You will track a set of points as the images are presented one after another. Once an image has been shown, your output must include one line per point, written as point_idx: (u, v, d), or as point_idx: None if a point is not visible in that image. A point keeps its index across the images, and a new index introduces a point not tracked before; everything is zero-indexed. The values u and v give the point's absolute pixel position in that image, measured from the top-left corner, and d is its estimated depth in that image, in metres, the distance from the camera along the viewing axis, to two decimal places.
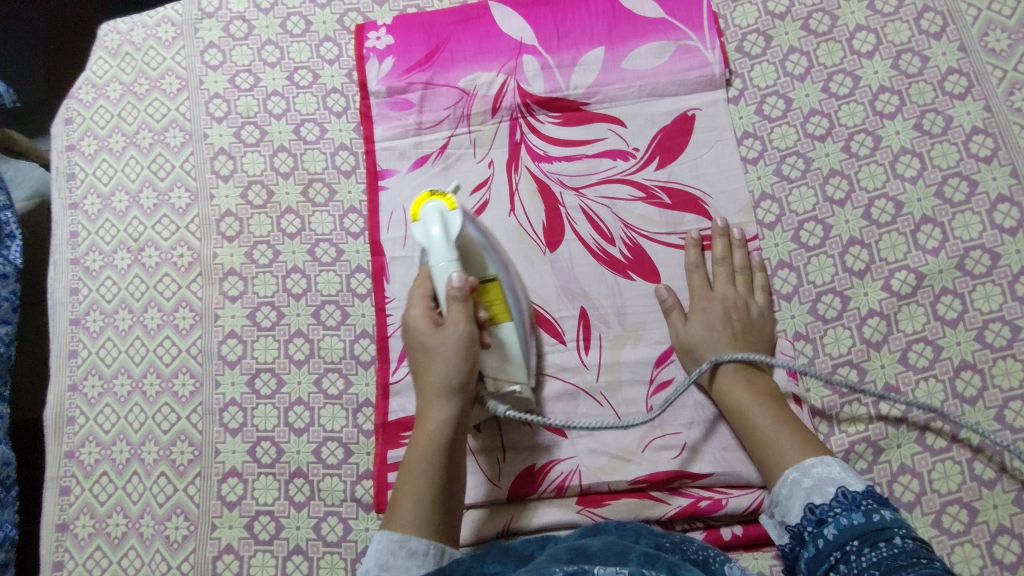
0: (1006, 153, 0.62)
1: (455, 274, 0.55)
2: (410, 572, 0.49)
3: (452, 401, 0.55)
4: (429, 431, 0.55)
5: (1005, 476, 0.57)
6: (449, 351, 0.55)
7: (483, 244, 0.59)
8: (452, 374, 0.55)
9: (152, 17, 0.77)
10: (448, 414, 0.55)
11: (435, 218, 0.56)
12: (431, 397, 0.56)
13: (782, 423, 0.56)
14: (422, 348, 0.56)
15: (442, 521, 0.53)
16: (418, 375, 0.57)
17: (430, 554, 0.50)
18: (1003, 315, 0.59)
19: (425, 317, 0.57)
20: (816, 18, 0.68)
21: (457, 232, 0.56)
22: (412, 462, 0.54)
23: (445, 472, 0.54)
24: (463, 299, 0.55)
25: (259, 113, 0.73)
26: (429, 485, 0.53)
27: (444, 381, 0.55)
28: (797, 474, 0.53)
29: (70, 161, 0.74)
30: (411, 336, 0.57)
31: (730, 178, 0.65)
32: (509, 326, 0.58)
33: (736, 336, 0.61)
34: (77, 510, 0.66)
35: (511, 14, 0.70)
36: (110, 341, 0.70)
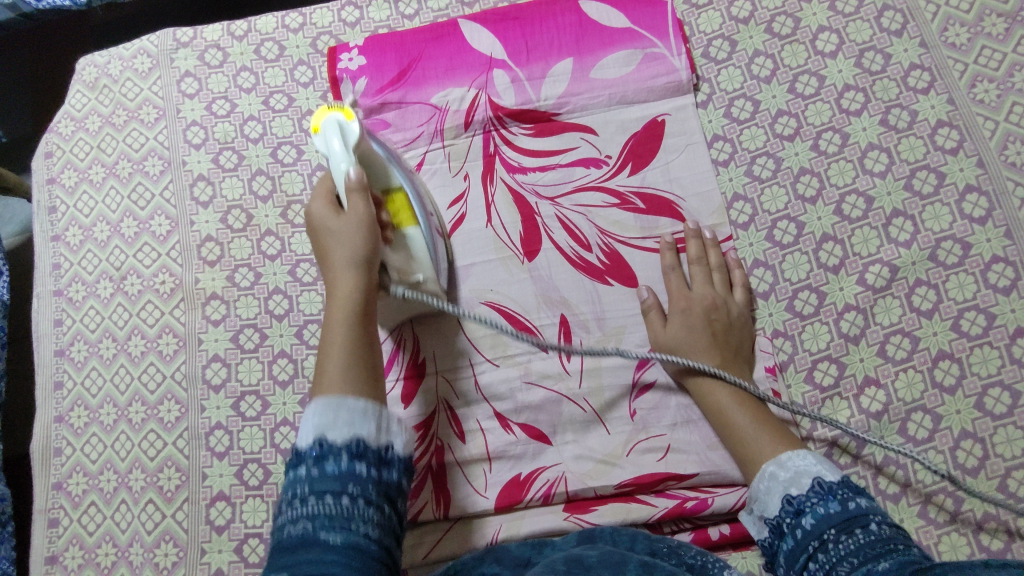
0: (971, 144, 0.63)
1: (352, 168, 0.54)
2: (353, 429, 0.49)
3: (358, 273, 0.55)
4: (341, 304, 0.54)
5: (989, 463, 0.57)
6: (353, 229, 0.55)
7: (385, 155, 0.59)
8: (356, 250, 0.54)
9: (128, 49, 0.78)
10: (357, 286, 0.54)
11: (334, 130, 0.54)
12: (339, 273, 0.55)
13: (760, 422, 0.57)
14: (323, 234, 0.56)
15: (370, 382, 0.52)
16: (323, 258, 0.56)
17: (370, 412, 0.50)
18: (978, 304, 0.60)
19: (326, 206, 0.56)
20: (779, 21, 0.69)
21: (355, 138, 0.55)
22: (326, 340, 0.53)
23: (365, 338, 0.54)
24: (362, 188, 0.55)
25: (236, 138, 0.74)
26: (350, 348, 0.53)
27: (350, 255, 0.54)
28: (773, 468, 0.53)
29: (51, 194, 0.75)
30: (315, 228, 0.57)
31: (702, 181, 0.66)
32: (414, 231, 0.59)
33: (714, 334, 0.61)
34: (66, 541, 0.66)
35: (480, 30, 0.72)
36: (95, 371, 0.70)
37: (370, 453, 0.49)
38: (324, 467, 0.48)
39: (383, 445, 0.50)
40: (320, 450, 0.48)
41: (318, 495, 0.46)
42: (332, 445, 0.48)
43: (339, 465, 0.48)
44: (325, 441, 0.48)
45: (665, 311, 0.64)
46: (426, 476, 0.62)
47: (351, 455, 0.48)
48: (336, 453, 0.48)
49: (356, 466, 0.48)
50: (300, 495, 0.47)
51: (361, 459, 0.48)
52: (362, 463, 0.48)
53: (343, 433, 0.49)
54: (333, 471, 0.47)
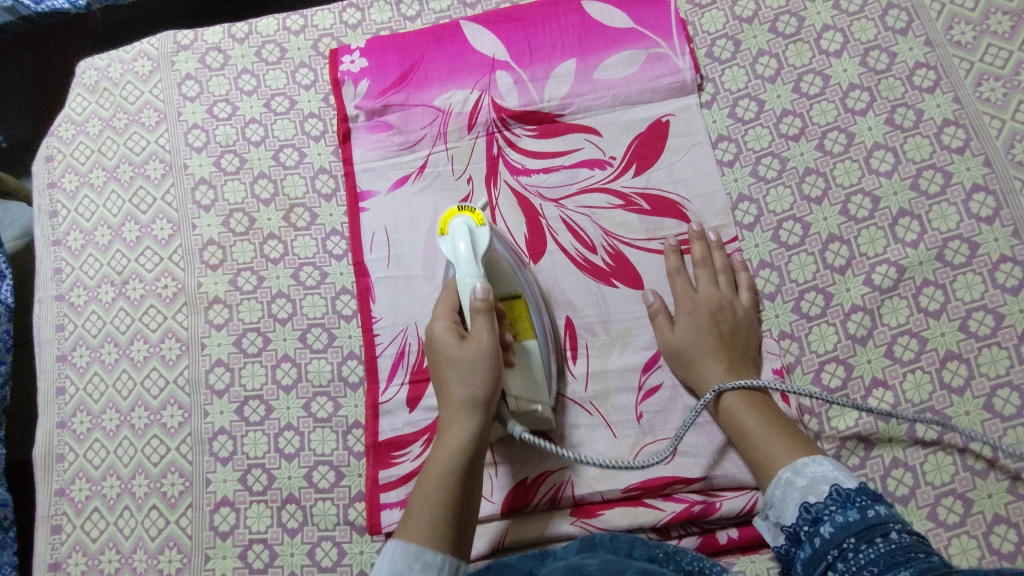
0: (977, 143, 0.63)
1: (480, 284, 0.55)
2: None
3: (475, 414, 0.55)
4: (452, 445, 0.54)
5: (998, 464, 0.57)
6: (476, 364, 0.55)
7: (511, 264, 0.59)
8: (476, 389, 0.55)
9: (128, 53, 0.77)
10: (472, 428, 0.55)
11: (464, 234, 0.56)
12: (454, 410, 0.56)
13: (772, 422, 0.56)
14: (442, 361, 0.56)
15: (458, 533, 0.52)
16: (440, 388, 0.57)
17: (445, 571, 0.50)
18: (985, 304, 0.60)
19: (448, 330, 0.57)
20: (783, 20, 0.69)
21: (483, 245, 0.56)
22: (428, 474, 0.54)
23: (466, 486, 0.54)
24: (488, 313, 0.56)
25: (238, 141, 0.73)
26: (446, 491, 0.53)
27: (468, 395, 0.55)
28: (790, 474, 0.53)
29: (51, 199, 0.75)
30: (434, 349, 0.57)
31: (707, 181, 0.66)
32: (532, 343, 0.59)
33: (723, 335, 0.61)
34: (69, 548, 0.65)
35: (483, 31, 0.71)
36: (97, 376, 0.69)
37: None
38: None
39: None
40: None
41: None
42: None
43: None
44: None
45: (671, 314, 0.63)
46: None
47: None
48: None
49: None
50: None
51: None
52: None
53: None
54: None
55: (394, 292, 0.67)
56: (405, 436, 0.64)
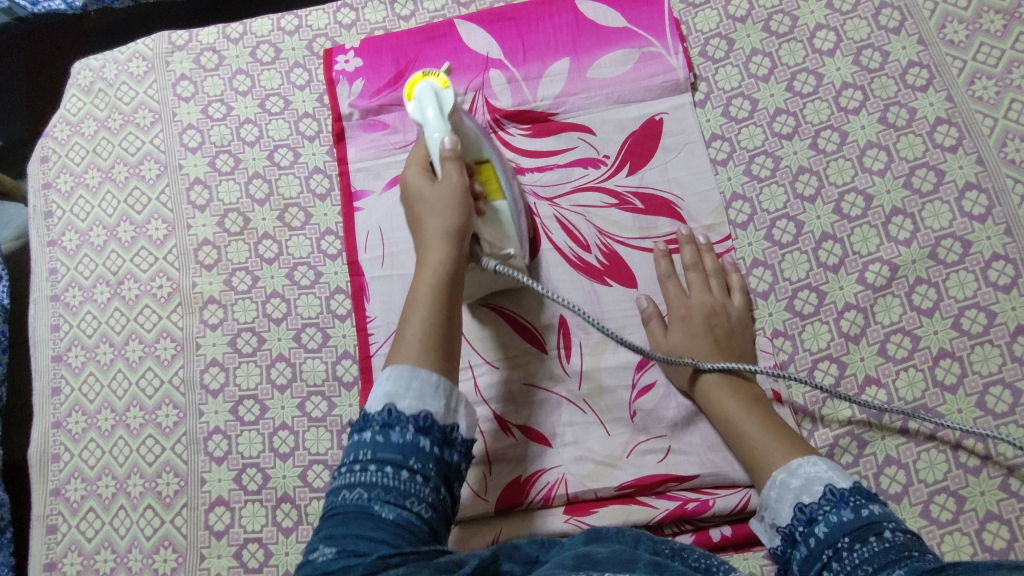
0: (970, 141, 0.63)
1: (446, 137, 0.57)
2: (422, 401, 0.50)
3: (452, 246, 0.56)
4: (431, 271, 0.56)
5: (991, 462, 0.57)
6: (447, 200, 0.56)
7: (476, 131, 0.60)
8: (450, 221, 0.56)
9: (123, 53, 0.78)
10: (451, 258, 0.56)
11: (430, 97, 0.57)
12: (431, 242, 0.56)
13: (766, 422, 0.56)
14: (420, 206, 0.58)
15: (447, 358, 0.54)
16: (419, 231, 0.58)
17: (440, 388, 0.52)
18: (978, 302, 0.60)
19: (421, 176, 0.58)
20: (776, 19, 0.69)
21: (449, 104, 0.58)
22: (412, 307, 0.56)
23: (450, 314, 0.56)
24: (456, 158, 0.57)
25: (232, 141, 0.74)
26: (433, 320, 0.54)
27: (444, 227, 0.56)
28: (784, 474, 0.53)
29: (46, 200, 0.75)
30: (410, 198, 0.59)
31: (700, 180, 0.66)
32: (503, 204, 0.60)
33: (715, 339, 0.61)
34: (65, 547, 0.66)
35: (477, 30, 0.71)
36: (92, 376, 0.69)
37: (434, 429, 0.50)
38: (387, 437, 0.49)
39: (450, 425, 0.51)
40: (388, 416, 0.50)
41: (377, 462, 0.48)
42: (400, 414, 0.50)
43: (404, 434, 0.49)
44: (393, 408, 0.50)
45: (665, 319, 0.63)
46: None
47: (416, 428, 0.49)
48: (403, 424, 0.49)
49: (419, 441, 0.49)
50: (362, 462, 0.49)
51: (425, 434, 0.49)
52: (425, 439, 0.49)
53: (413, 406, 0.50)
54: (397, 441, 0.49)
55: (388, 291, 0.67)
56: None
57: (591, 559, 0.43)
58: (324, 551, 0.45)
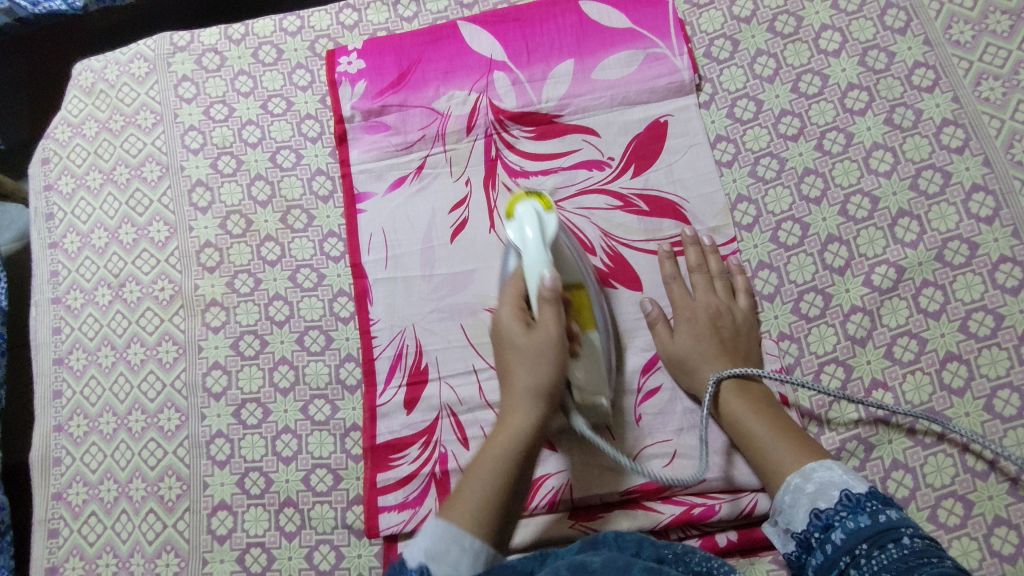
0: (977, 142, 0.63)
1: (548, 272, 0.56)
2: (455, 569, 0.47)
3: (539, 404, 0.54)
4: (513, 429, 0.54)
5: (999, 466, 0.56)
6: (541, 351, 0.54)
7: (574, 263, 0.60)
8: (542, 376, 0.54)
9: (125, 54, 0.77)
10: (535, 418, 0.54)
11: (532, 218, 0.58)
12: (519, 397, 0.55)
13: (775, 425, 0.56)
14: (509, 347, 0.56)
15: (501, 522, 0.51)
16: (506, 375, 0.57)
17: (479, 557, 0.48)
18: (985, 305, 0.59)
19: (516, 317, 0.57)
20: (781, 20, 0.69)
21: (549, 232, 0.58)
22: (484, 455, 0.53)
23: (517, 472, 0.53)
24: (555, 301, 0.55)
25: (234, 143, 0.73)
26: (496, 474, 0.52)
27: (534, 382, 0.55)
28: (799, 479, 0.52)
29: (48, 201, 0.74)
30: (500, 334, 0.57)
31: (705, 182, 0.65)
32: (594, 335, 0.59)
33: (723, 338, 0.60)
34: (66, 552, 0.65)
35: (481, 32, 0.71)
36: (93, 379, 0.69)
37: None
38: None
39: None
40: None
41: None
42: None
43: None
44: (428, 569, 0.46)
45: (670, 322, 0.63)
46: (431, 484, 0.62)
47: None
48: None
49: None
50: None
51: None
52: None
53: (449, 572, 0.47)
54: None
55: (392, 294, 0.67)
56: (402, 440, 0.63)
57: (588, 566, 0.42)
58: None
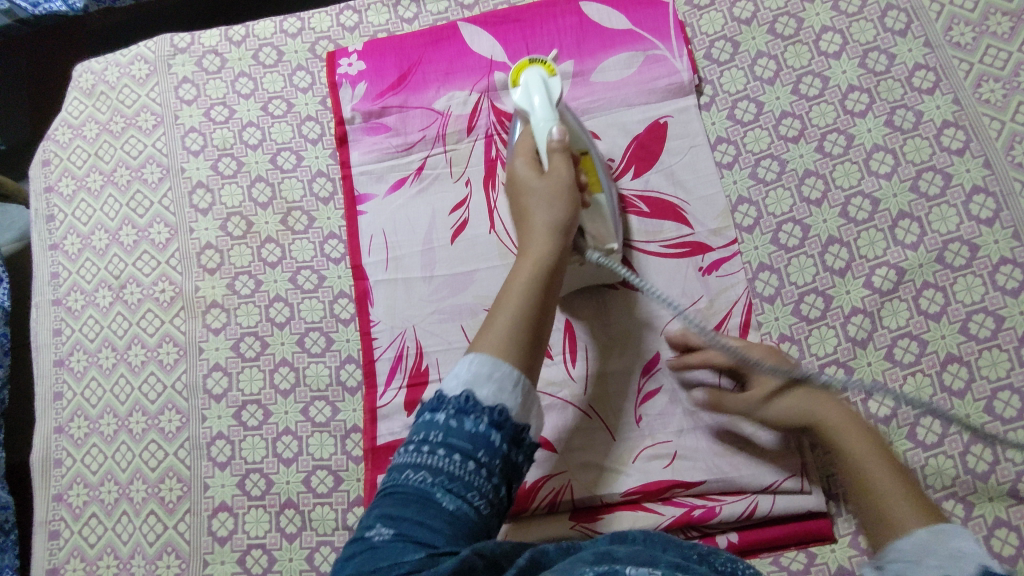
0: (977, 145, 0.63)
1: (555, 125, 0.57)
2: (500, 395, 0.46)
3: (558, 239, 0.54)
4: (531, 265, 0.53)
5: (999, 467, 0.56)
6: (554, 191, 0.55)
7: (574, 120, 0.61)
8: (557, 215, 0.54)
9: (126, 56, 0.77)
10: (552, 253, 0.53)
11: (538, 85, 0.60)
12: (537, 235, 0.54)
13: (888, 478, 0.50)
14: (523, 195, 0.56)
15: (533, 353, 0.50)
16: (521, 223, 0.56)
17: (517, 383, 0.47)
18: (986, 306, 0.59)
19: (529, 167, 0.57)
20: (782, 22, 0.69)
21: (557, 94, 0.60)
22: (506, 298, 0.52)
23: (543, 308, 0.52)
24: (564, 148, 0.57)
25: (235, 144, 0.73)
26: (524, 308, 0.50)
27: (551, 220, 0.54)
28: (927, 534, 0.45)
29: (48, 203, 0.74)
30: (515, 187, 0.57)
31: (707, 184, 0.65)
32: (602, 196, 0.59)
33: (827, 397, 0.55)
34: (67, 553, 0.65)
35: (481, 33, 0.71)
36: (94, 381, 0.69)
37: (509, 426, 0.46)
38: (463, 422, 0.45)
39: (523, 426, 0.47)
40: (465, 403, 0.45)
41: (447, 447, 0.44)
42: (479, 403, 0.45)
43: (478, 424, 0.45)
44: (473, 395, 0.46)
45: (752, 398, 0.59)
46: None
47: (492, 422, 0.45)
48: (479, 413, 0.45)
49: (492, 436, 0.45)
50: (430, 442, 0.45)
51: (499, 429, 0.45)
52: (498, 435, 0.45)
53: (492, 397, 0.46)
54: (470, 429, 0.45)
55: (392, 296, 0.67)
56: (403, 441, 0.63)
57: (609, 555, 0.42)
58: (380, 532, 0.42)
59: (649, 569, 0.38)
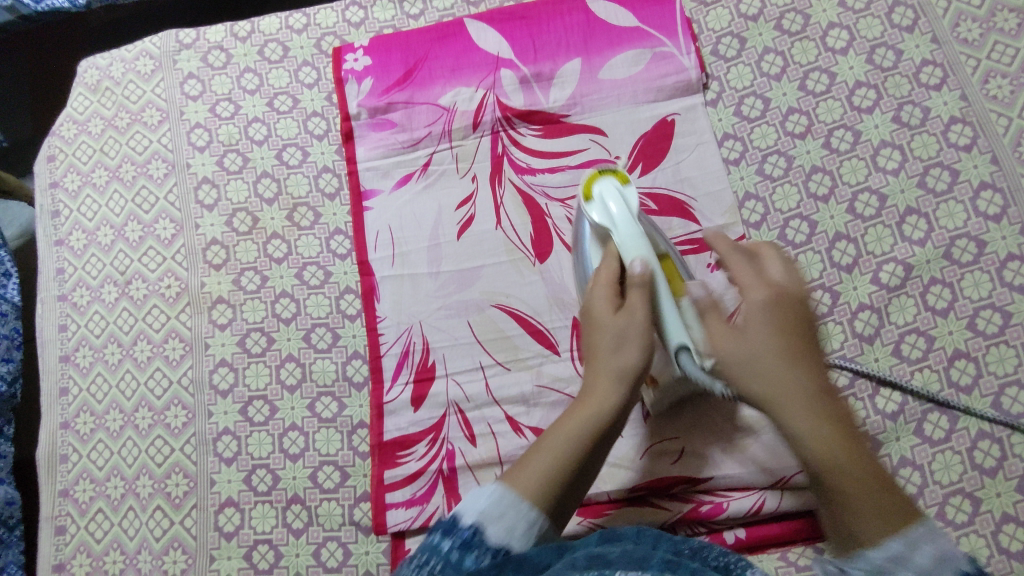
0: (985, 141, 0.63)
1: (639, 256, 0.55)
2: (510, 534, 0.44)
3: (625, 386, 0.50)
4: (591, 411, 0.49)
5: (1007, 463, 0.56)
6: (636, 336, 0.51)
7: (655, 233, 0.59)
8: (630, 359, 0.50)
9: (131, 52, 0.77)
10: (618, 403, 0.49)
11: (613, 193, 0.59)
12: (604, 376, 0.50)
13: (856, 471, 0.45)
14: (593, 328, 0.53)
15: (562, 500, 0.47)
16: (587, 356, 0.53)
17: (534, 526, 0.44)
18: (993, 302, 0.59)
19: (607, 299, 0.54)
20: (789, 18, 0.69)
21: (632, 202, 0.59)
22: (555, 432, 0.48)
23: (592, 457, 0.48)
24: (644, 287, 0.53)
25: (240, 140, 0.73)
26: (571, 452, 0.47)
27: (623, 365, 0.50)
28: (900, 545, 0.42)
29: (54, 199, 0.74)
30: (586, 316, 0.54)
31: (714, 180, 0.65)
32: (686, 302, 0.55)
33: (801, 354, 0.50)
34: (73, 549, 0.65)
35: (488, 30, 0.71)
36: (100, 376, 0.69)
37: None
38: (465, 556, 0.42)
39: None
40: (472, 536, 0.43)
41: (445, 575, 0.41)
42: (486, 541, 0.43)
43: (479, 562, 0.42)
44: (482, 531, 0.43)
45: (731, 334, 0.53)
46: (438, 482, 0.62)
47: (493, 563, 0.43)
48: (482, 550, 0.43)
49: None
50: (429, 567, 0.42)
51: None
52: None
53: (504, 534, 0.43)
54: (470, 566, 0.42)
55: (399, 291, 0.67)
56: (409, 437, 0.63)
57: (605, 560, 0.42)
58: None
59: None
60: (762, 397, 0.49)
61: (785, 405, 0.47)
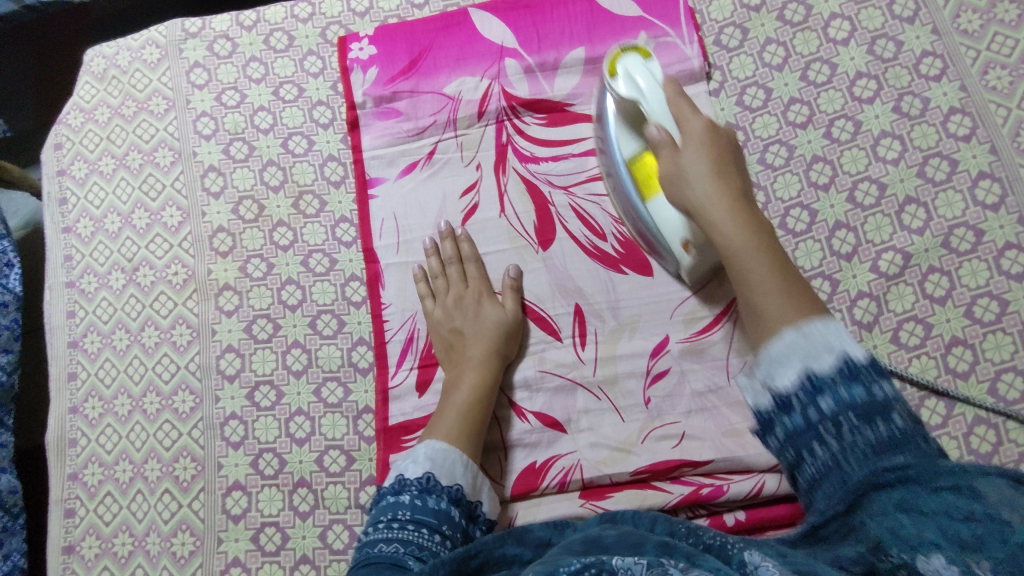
0: (983, 131, 0.63)
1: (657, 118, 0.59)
2: (455, 476, 0.56)
3: (494, 351, 0.63)
4: (469, 377, 0.61)
5: (1002, 448, 0.57)
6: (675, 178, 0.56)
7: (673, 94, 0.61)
8: (494, 330, 0.63)
9: (136, 40, 0.78)
10: (490, 363, 0.62)
11: (640, 66, 0.60)
12: (473, 354, 0.63)
13: (761, 254, 0.49)
14: (461, 320, 0.65)
15: (473, 446, 0.58)
16: (458, 347, 0.64)
17: (464, 469, 0.56)
18: (991, 290, 0.60)
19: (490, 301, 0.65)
20: (791, 8, 0.69)
21: (657, 74, 0.61)
22: (448, 406, 0.60)
23: (478, 411, 0.60)
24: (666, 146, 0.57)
25: (246, 129, 0.74)
26: (458, 414, 0.59)
27: (490, 336, 0.63)
28: (794, 336, 0.43)
29: (61, 186, 0.75)
30: (457, 307, 0.66)
31: None
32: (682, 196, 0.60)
33: (727, 176, 0.55)
34: (82, 531, 0.66)
35: (492, 19, 0.72)
36: (108, 362, 0.70)
37: (465, 504, 0.55)
38: (426, 499, 0.53)
39: (476, 503, 0.56)
40: (426, 483, 0.54)
41: (415, 519, 0.52)
42: (437, 482, 0.55)
43: (439, 500, 0.54)
44: (433, 476, 0.55)
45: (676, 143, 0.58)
46: None
47: (450, 498, 0.54)
48: (439, 492, 0.54)
49: (452, 510, 0.54)
50: (399, 519, 0.52)
51: (457, 505, 0.54)
52: (457, 510, 0.54)
53: (448, 478, 0.55)
54: (433, 506, 0.53)
55: (404, 280, 0.68)
56: (413, 421, 0.65)
57: (600, 544, 0.43)
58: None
59: (634, 559, 0.38)
60: (693, 209, 0.54)
61: (707, 212, 0.53)
